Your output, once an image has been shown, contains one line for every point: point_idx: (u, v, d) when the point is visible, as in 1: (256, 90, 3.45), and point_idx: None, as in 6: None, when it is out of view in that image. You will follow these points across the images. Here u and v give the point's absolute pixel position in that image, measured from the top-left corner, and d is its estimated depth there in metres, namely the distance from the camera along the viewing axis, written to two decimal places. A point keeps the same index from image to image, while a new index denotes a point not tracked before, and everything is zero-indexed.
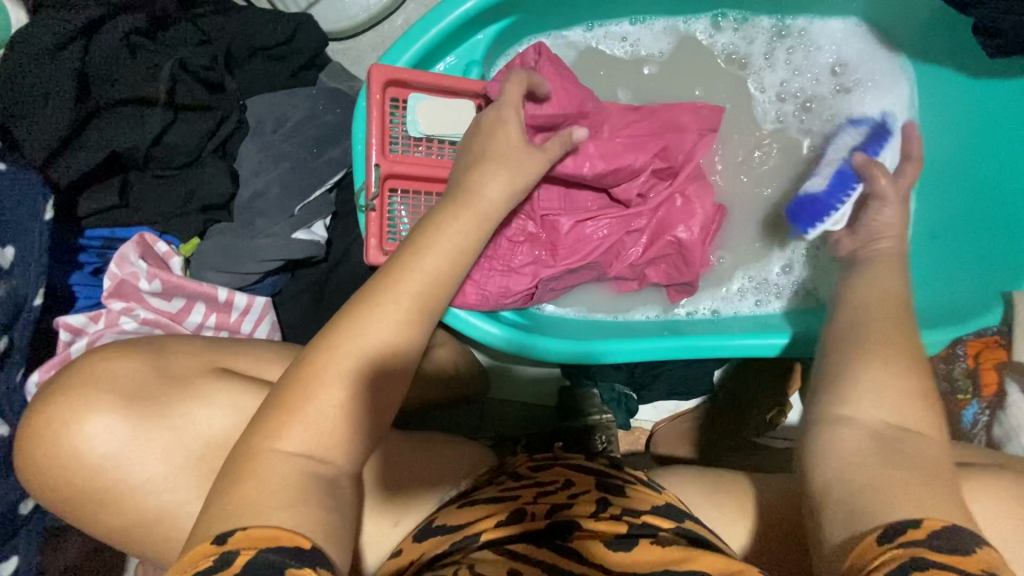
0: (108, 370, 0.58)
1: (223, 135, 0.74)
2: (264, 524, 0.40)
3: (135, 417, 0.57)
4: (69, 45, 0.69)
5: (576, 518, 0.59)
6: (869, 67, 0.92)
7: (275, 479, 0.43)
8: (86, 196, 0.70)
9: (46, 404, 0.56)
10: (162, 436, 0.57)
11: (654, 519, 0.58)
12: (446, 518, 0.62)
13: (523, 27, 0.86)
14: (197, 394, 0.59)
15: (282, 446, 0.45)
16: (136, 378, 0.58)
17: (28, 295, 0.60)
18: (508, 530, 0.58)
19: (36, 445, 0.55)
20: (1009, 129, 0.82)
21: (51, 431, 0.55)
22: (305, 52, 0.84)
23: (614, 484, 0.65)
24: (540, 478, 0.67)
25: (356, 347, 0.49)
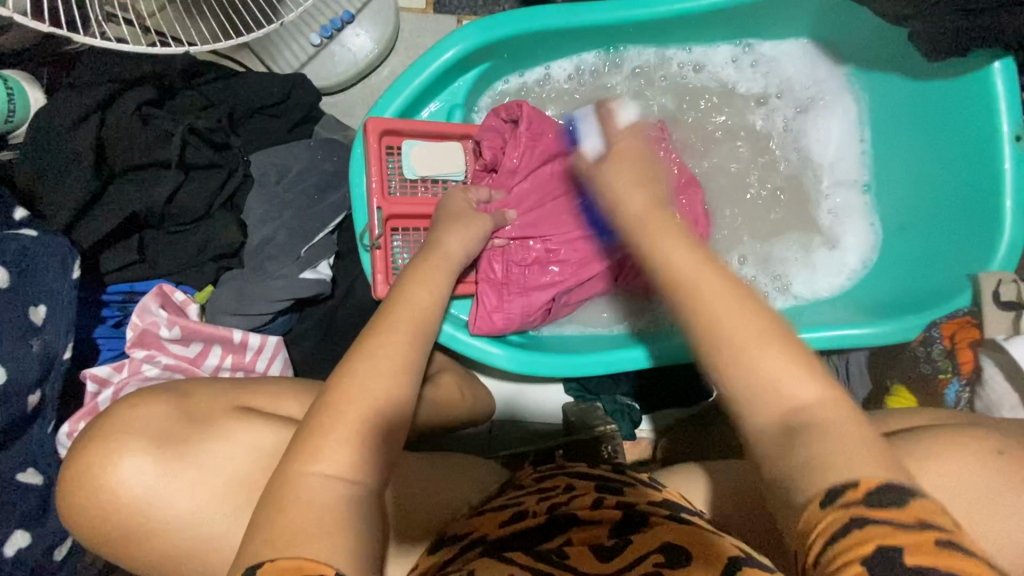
0: (136, 417, 0.61)
1: (231, 189, 0.80)
2: (289, 556, 0.43)
3: (163, 460, 0.59)
4: (86, 120, 0.76)
5: (576, 514, 0.63)
6: (819, 85, 1.01)
7: (315, 490, 0.47)
8: (107, 254, 0.75)
9: (82, 448, 0.59)
10: (191, 475, 0.60)
11: (650, 509, 0.62)
12: (457, 526, 0.67)
13: (500, 70, 0.94)
14: (220, 434, 0.62)
15: (319, 458, 0.48)
16: (163, 421, 0.61)
17: (57, 350, 0.65)
18: (513, 528, 0.63)
19: (72, 486, 0.58)
20: (951, 128, 0.88)
21: (85, 473, 0.58)
22: (302, 108, 0.91)
23: (616, 486, 0.67)
24: (541, 486, 0.70)
25: (365, 371, 0.54)
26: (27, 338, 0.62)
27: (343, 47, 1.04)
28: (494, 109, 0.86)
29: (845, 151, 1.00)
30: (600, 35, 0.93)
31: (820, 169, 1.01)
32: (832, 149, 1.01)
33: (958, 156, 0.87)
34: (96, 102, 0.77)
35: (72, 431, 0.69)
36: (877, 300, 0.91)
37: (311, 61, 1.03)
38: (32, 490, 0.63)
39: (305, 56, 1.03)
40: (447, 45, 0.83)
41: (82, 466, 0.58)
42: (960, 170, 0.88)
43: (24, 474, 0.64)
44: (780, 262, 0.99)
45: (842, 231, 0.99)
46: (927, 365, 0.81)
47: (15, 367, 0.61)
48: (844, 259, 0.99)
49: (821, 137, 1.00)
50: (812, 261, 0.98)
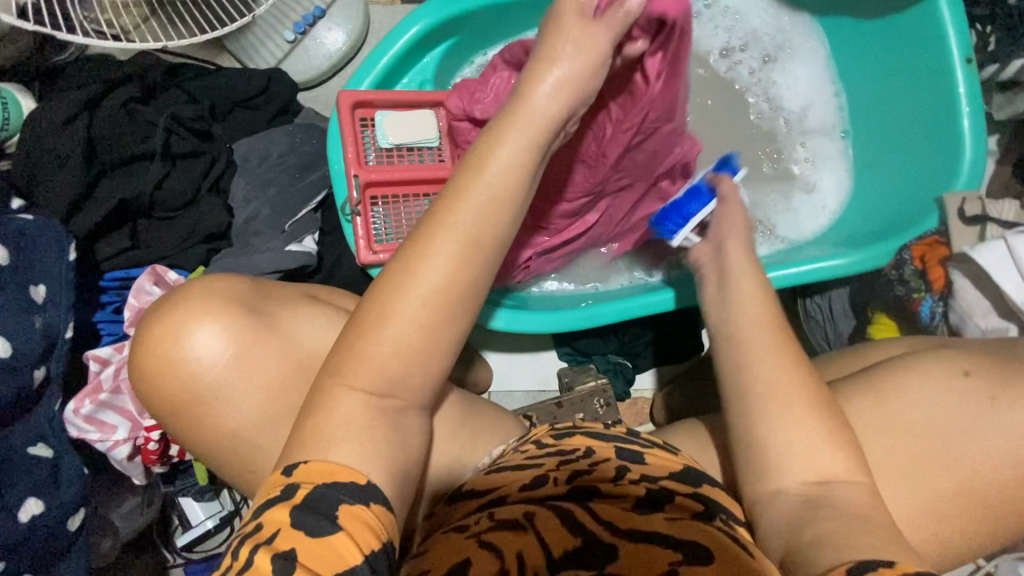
0: (207, 291, 0.62)
1: (216, 175, 0.84)
2: (325, 458, 0.46)
3: (233, 333, 0.59)
4: (76, 118, 0.81)
5: (598, 484, 0.63)
6: (784, 33, 1.01)
7: (346, 401, 0.48)
8: (102, 242, 0.79)
9: (152, 318, 0.60)
10: (270, 345, 0.61)
11: (672, 485, 0.63)
12: (475, 483, 0.66)
13: (465, 47, 0.97)
14: (296, 312, 0.64)
15: (354, 371, 0.48)
16: (235, 298, 0.62)
17: (60, 328, 0.68)
18: (535, 496, 0.63)
19: (140, 360, 0.59)
20: (916, 56, 0.89)
21: (157, 341, 0.59)
22: (279, 100, 0.96)
23: (637, 449, 0.67)
24: (563, 444, 0.67)
25: (409, 298, 0.48)
26: (29, 315, 0.66)
27: (316, 41, 1.08)
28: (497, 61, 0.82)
29: (813, 95, 1.01)
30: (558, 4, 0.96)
31: (787, 115, 1.01)
32: (800, 94, 1.01)
33: (925, 83, 0.88)
34: (84, 101, 0.81)
35: (78, 408, 0.73)
36: (856, 233, 0.91)
37: (287, 56, 1.08)
38: (43, 462, 0.67)
39: (281, 53, 1.08)
40: (411, 22, 0.88)
41: (158, 326, 0.59)
42: (922, 100, 0.89)
43: (35, 448, 0.66)
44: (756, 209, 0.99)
45: (814, 173, 1.00)
46: (901, 288, 0.82)
47: (19, 341, 0.64)
48: (820, 202, 0.99)
49: (788, 83, 1.01)
50: (789, 201, 1.00)
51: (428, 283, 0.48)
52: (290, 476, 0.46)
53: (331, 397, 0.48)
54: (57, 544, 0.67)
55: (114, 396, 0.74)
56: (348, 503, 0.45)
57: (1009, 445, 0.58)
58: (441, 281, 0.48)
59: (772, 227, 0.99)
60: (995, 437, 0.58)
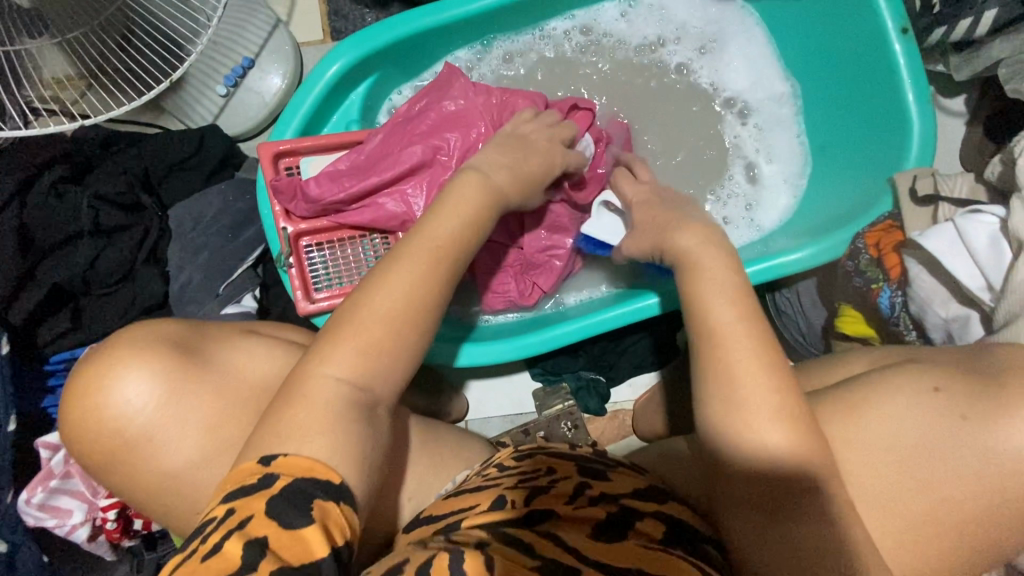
0: (143, 333, 0.65)
1: (149, 244, 0.84)
2: (300, 453, 0.47)
3: (174, 378, 0.63)
4: (8, 206, 0.81)
5: (554, 504, 0.60)
6: (716, 21, 0.98)
7: (323, 386, 0.50)
8: (43, 325, 0.80)
9: (85, 366, 0.63)
10: (200, 391, 0.64)
11: (636, 505, 0.62)
12: (433, 510, 0.64)
13: (391, 79, 0.96)
14: (228, 348, 0.68)
15: (331, 358, 0.51)
16: (177, 340, 0.66)
17: (1, 421, 0.70)
18: (492, 518, 0.59)
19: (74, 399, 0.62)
20: (847, 27, 0.85)
21: (87, 389, 0.62)
22: (214, 158, 0.96)
23: (597, 469, 0.67)
24: (523, 466, 0.66)
25: (375, 322, 0.53)
26: None
27: (251, 91, 1.08)
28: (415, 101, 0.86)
29: (755, 81, 0.98)
30: (480, 24, 0.94)
31: (731, 104, 0.98)
32: (740, 82, 0.98)
33: (859, 58, 0.85)
34: (14, 188, 0.82)
35: (30, 497, 0.73)
36: (815, 220, 0.87)
37: (224, 110, 1.08)
38: None
39: (218, 108, 1.08)
40: (329, 63, 0.87)
41: (84, 378, 0.62)
42: (860, 76, 0.85)
43: None
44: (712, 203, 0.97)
45: (767, 159, 0.97)
46: (858, 278, 0.78)
47: None
48: (777, 189, 0.96)
49: (727, 72, 0.98)
50: (747, 192, 0.96)
51: (373, 320, 0.53)
52: (268, 465, 0.47)
53: (308, 384, 0.51)
54: None
55: (66, 480, 0.75)
56: (322, 497, 0.45)
57: (980, 473, 0.52)
58: (388, 308, 0.53)
59: (749, 215, 0.96)
60: (960, 457, 0.52)
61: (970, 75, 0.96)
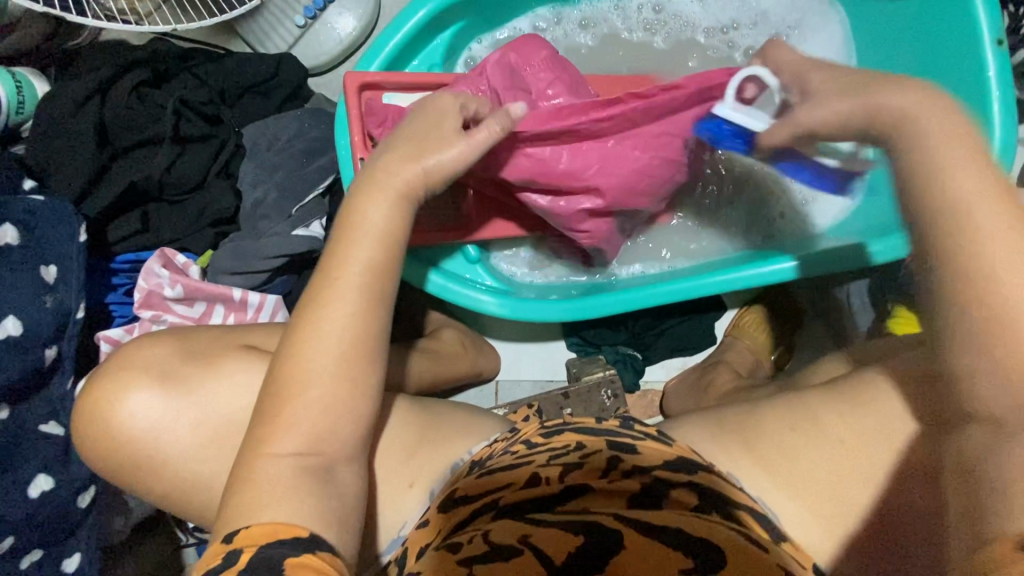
0: (145, 355, 0.64)
1: (225, 158, 0.84)
2: (263, 519, 0.50)
3: (171, 393, 0.62)
4: (90, 102, 0.81)
5: (588, 480, 0.62)
6: (799, 12, 0.99)
7: (277, 465, 0.53)
8: (113, 224, 0.80)
9: (99, 382, 0.63)
10: (190, 409, 0.62)
11: (668, 476, 0.60)
12: (466, 488, 0.63)
13: (474, 29, 0.95)
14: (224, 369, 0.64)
15: (275, 438, 0.53)
16: (167, 361, 0.64)
17: (71, 307, 0.69)
18: (527, 495, 0.61)
19: (88, 418, 0.62)
20: (948, 28, 0.84)
21: (99, 408, 0.62)
22: (288, 85, 0.95)
23: (625, 441, 0.65)
24: (552, 441, 0.66)
25: None
26: (41, 295, 0.68)
27: (327, 26, 1.08)
28: (504, 51, 0.87)
29: None
30: None
31: None
32: None
33: (959, 63, 0.83)
34: (97, 85, 0.82)
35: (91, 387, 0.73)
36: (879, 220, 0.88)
37: (297, 41, 1.08)
38: (53, 440, 0.68)
39: (292, 38, 1.08)
40: (420, 3, 0.86)
41: (98, 398, 0.62)
42: (943, 83, 0.86)
43: (45, 425, 0.68)
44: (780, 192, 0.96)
45: None
46: None
47: (30, 321, 0.66)
48: None
49: (806, 66, 0.98)
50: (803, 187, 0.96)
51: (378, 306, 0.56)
52: (232, 542, 0.49)
53: (265, 456, 0.53)
54: (67, 520, 0.68)
55: None
56: (293, 556, 0.47)
57: None
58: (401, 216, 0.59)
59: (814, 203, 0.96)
60: None
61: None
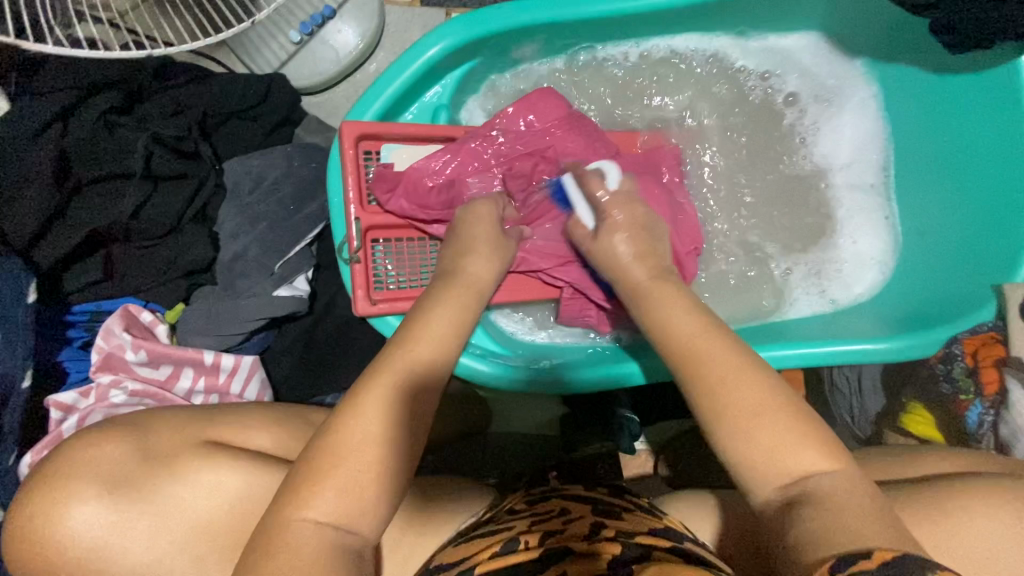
0: (95, 457, 0.53)
1: (202, 200, 0.76)
2: None
3: (124, 503, 0.52)
4: (48, 128, 0.71)
5: (568, 542, 0.57)
6: (836, 75, 0.93)
7: (305, 533, 0.42)
8: (71, 272, 0.71)
9: (32, 490, 0.51)
10: (148, 518, 0.53)
11: (649, 540, 0.57)
12: (442, 557, 0.61)
13: (487, 69, 0.87)
14: (187, 474, 0.54)
15: (311, 501, 0.43)
16: (121, 465, 0.53)
17: (16, 377, 0.61)
18: (502, 562, 0.55)
19: (22, 537, 0.50)
20: (985, 115, 0.80)
21: (36, 518, 0.50)
22: (280, 112, 0.87)
23: (610, 509, 0.64)
24: (535, 509, 0.65)
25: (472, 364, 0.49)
26: None
27: (326, 45, 0.99)
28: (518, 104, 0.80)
29: (861, 151, 0.93)
30: (594, 30, 0.86)
31: (830, 168, 0.94)
32: (845, 148, 0.93)
33: (994, 152, 0.79)
34: (58, 109, 0.72)
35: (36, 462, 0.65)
36: (901, 309, 0.84)
37: (291, 58, 0.98)
38: None
39: (285, 55, 0.98)
40: (431, 42, 0.78)
41: (33, 508, 0.51)
42: (979, 170, 0.81)
43: None
44: (797, 268, 0.92)
45: (854, 232, 0.92)
46: (946, 385, 0.77)
47: None
48: (860, 264, 0.91)
49: (834, 136, 0.93)
50: (817, 260, 0.92)
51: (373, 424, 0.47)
52: None
53: (285, 533, 0.42)
54: None
55: None
56: None
57: None
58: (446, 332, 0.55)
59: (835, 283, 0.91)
60: None
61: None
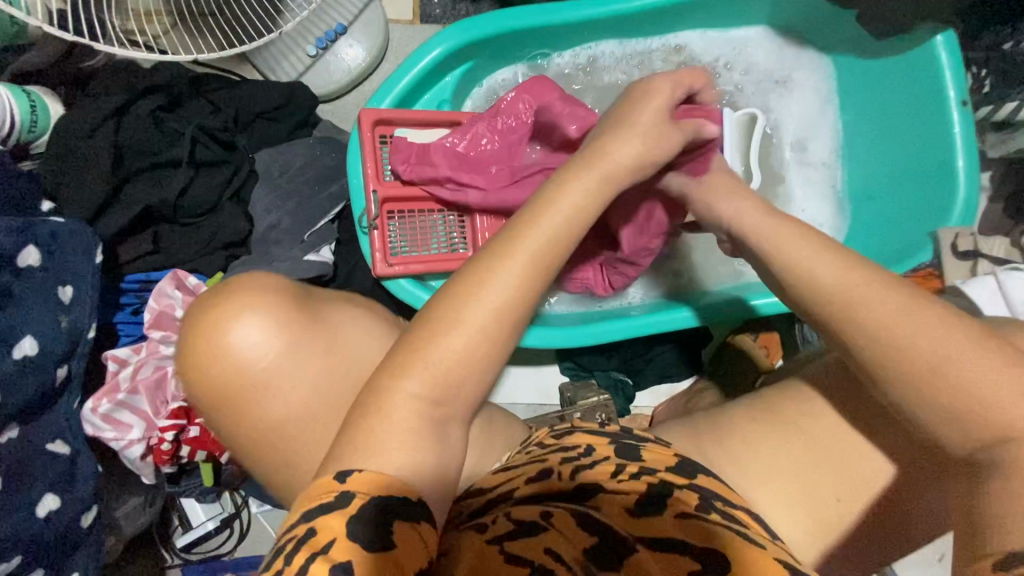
0: (269, 281, 0.60)
1: (238, 183, 0.87)
2: (368, 467, 0.47)
3: (296, 321, 0.58)
4: (106, 124, 0.83)
5: (602, 481, 0.59)
6: (790, 65, 1.05)
7: (399, 404, 0.49)
8: (123, 246, 0.82)
9: (208, 302, 0.58)
10: (318, 342, 0.59)
11: (672, 477, 0.60)
12: (481, 481, 0.62)
13: (482, 69, 1.00)
14: (342, 312, 0.62)
15: (405, 375, 0.50)
16: (291, 293, 0.61)
17: (83, 327, 0.70)
18: (541, 494, 0.58)
19: (198, 336, 0.56)
20: (909, 90, 0.93)
21: (210, 319, 0.57)
22: (301, 113, 0.98)
23: (631, 445, 0.63)
24: (563, 444, 0.63)
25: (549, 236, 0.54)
26: (56, 314, 0.68)
27: (338, 57, 1.12)
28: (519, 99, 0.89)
29: (816, 130, 1.05)
30: (575, 34, 0.99)
31: (790, 144, 1.05)
32: (802, 128, 1.05)
33: (920, 122, 0.92)
34: (113, 108, 0.83)
35: (96, 406, 0.74)
36: None
37: (308, 70, 1.12)
38: (60, 459, 0.68)
39: (302, 67, 1.12)
40: (433, 44, 0.91)
41: (211, 314, 0.57)
42: (915, 138, 0.93)
43: (54, 444, 0.68)
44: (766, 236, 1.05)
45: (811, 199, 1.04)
46: None
47: (44, 341, 0.66)
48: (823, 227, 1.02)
49: (794, 116, 1.05)
50: None
51: (491, 297, 0.51)
52: (346, 480, 0.46)
53: (388, 403, 0.49)
54: (69, 542, 0.68)
55: (133, 396, 0.76)
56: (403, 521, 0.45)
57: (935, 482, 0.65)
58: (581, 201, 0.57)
59: None
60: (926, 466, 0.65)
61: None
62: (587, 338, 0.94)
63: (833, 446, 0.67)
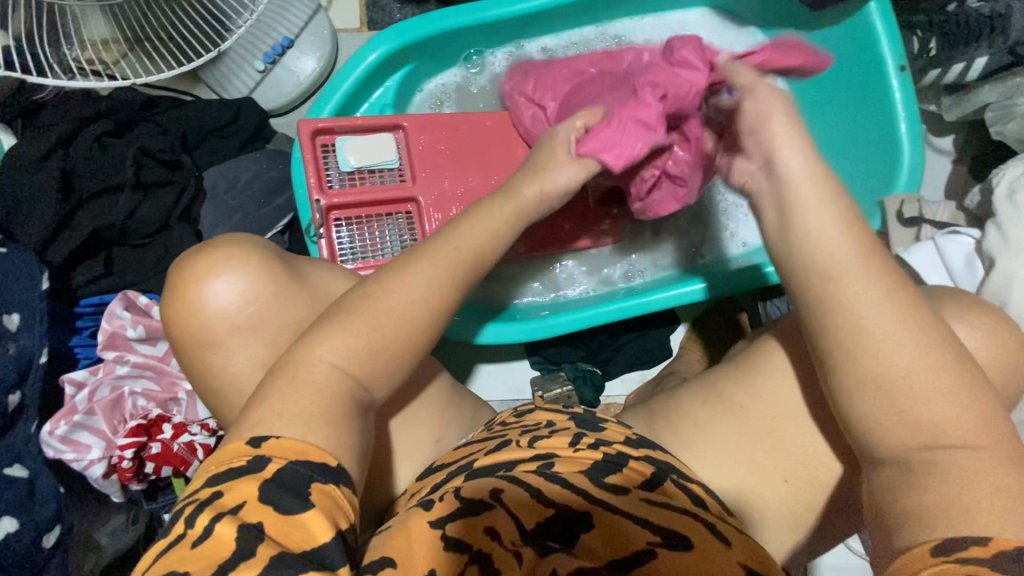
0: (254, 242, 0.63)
1: (185, 202, 0.89)
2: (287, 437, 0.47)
3: (276, 278, 0.61)
4: (51, 155, 0.84)
5: (556, 447, 0.60)
6: (732, 43, 1.04)
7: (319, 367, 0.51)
8: (76, 271, 0.85)
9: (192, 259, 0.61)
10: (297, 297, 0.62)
11: (627, 450, 0.61)
12: (442, 459, 0.66)
13: (424, 71, 1.01)
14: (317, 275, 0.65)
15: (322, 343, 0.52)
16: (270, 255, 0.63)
17: (33, 352, 0.72)
18: (495, 459, 0.59)
19: (183, 287, 0.60)
20: (846, 62, 0.93)
21: (192, 273, 0.60)
22: (249, 127, 0.96)
23: (591, 421, 0.66)
24: (525, 420, 0.67)
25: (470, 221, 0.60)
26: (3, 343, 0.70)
27: (287, 70, 1.13)
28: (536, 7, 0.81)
29: None
30: (513, 29, 1.00)
31: None
32: None
33: (859, 94, 0.92)
34: (59, 139, 0.85)
35: (54, 430, 0.77)
36: None
37: (259, 85, 1.13)
38: (16, 482, 0.70)
39: (253, 83, 1.13)
40: (369, 50, 0.92)
41: (191, 267, 0.60)
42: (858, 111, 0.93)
43: (10, 468, 0.70)
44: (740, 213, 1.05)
45: None
46: None
47: None
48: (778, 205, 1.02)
49: None
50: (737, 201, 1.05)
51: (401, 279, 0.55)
52: (257, 448, 0.46)
53: (305, 374, 0.51)
54: (33, 560, 0.70)
55: (89, 417, 0.78)
56: (317, 481, 0.46)
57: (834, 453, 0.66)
58: None
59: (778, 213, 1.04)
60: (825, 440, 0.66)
61: (995, 136, 1.01)
62: (544, 329, 0.92)
63: (775, 434, 0.66)
